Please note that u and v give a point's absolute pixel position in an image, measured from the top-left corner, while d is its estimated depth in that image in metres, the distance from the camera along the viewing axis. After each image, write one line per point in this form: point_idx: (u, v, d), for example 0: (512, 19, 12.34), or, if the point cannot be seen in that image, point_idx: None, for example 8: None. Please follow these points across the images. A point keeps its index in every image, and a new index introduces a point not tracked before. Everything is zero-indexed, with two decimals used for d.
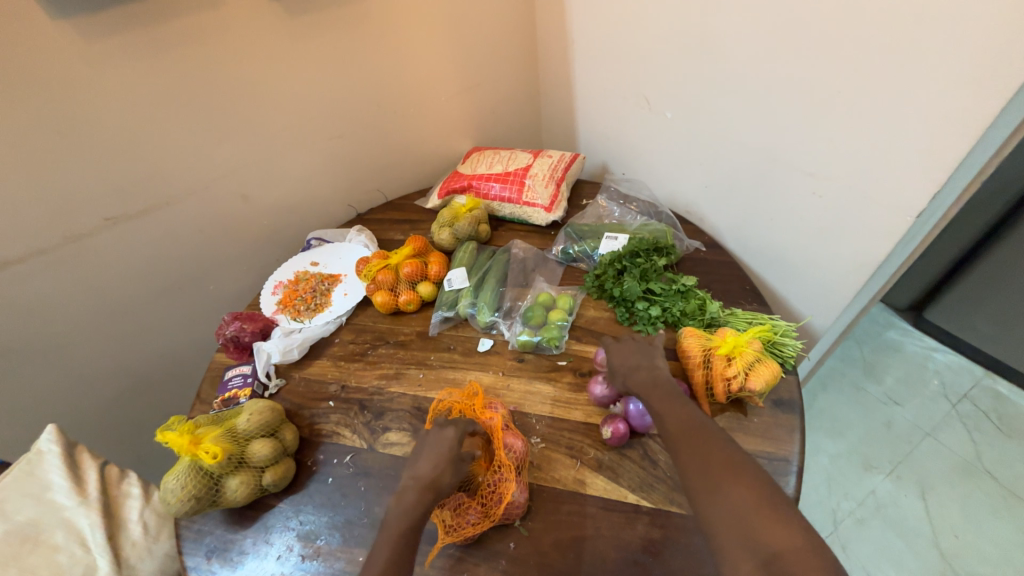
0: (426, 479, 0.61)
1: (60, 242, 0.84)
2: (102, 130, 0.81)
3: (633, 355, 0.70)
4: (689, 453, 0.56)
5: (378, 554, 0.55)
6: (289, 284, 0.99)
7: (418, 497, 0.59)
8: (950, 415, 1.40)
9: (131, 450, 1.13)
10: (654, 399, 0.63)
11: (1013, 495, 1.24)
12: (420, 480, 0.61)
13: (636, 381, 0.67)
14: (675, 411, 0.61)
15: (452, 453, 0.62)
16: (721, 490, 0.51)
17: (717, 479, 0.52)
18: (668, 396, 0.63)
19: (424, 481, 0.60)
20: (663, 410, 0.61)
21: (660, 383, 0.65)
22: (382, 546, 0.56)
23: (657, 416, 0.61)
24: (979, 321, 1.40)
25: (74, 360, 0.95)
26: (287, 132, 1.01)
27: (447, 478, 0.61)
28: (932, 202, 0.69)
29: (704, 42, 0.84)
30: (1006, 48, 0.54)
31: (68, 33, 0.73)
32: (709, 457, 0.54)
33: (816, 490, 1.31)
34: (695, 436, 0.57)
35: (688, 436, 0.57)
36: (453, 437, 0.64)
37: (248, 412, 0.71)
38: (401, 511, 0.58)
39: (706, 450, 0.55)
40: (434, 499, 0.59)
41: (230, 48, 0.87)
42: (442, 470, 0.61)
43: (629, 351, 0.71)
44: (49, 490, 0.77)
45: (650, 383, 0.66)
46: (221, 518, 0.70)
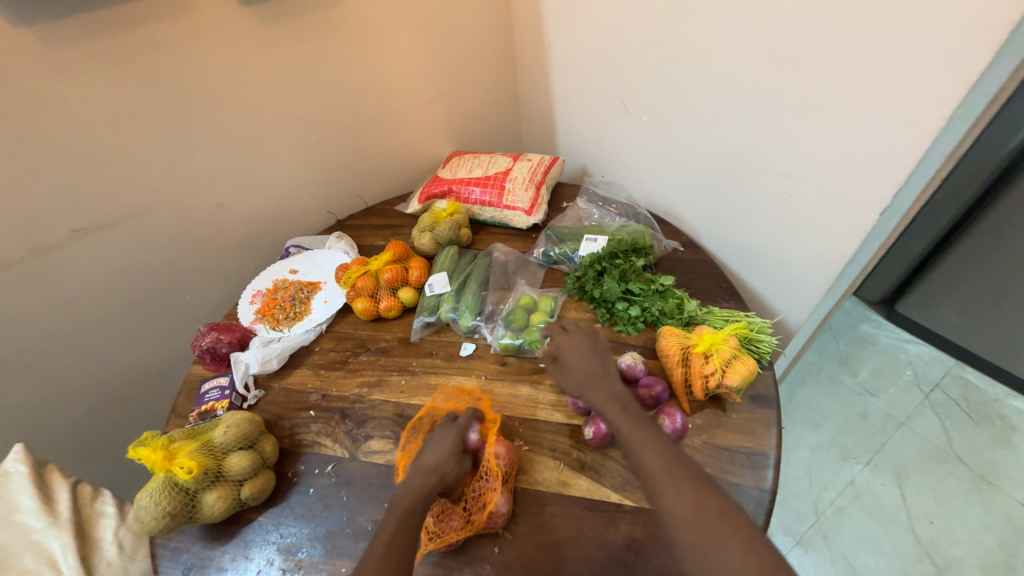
0: (428, 467, 0.62)
1: (25, 255, 0.82)
2: (68, 139, 0.79)
3: (591, 361, 0.66)
4: (678, 493, 0.51)
5: (372, 550, 0.53)
6: (267, 293, 0.98)
7: (422, 483, 0.60)
8: (923, 404, 1.45)
9: (106, 468, 1.09)
10: (621, 422, 0.59)
11: (983, 480, 1.29)
12: (423, 468, 0.61)
13: (594, 394, 0.63)
14: (650, 443, 0.56)
15: (456, 444, 0.64)
16: (721, 544, 0.47)
17: (714, 530, 0.48)
18: (639, 424, 0.58)
19: (429, 467, 0.61)
20: (637, 440, 0.56)
21: (624, 403, 0.61)
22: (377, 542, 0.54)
23: (629, 444, 0.57)
24: (947, 312, 1.46)
25: (42, 377, 0.91)
26: (262, 139, 1.00)
27: (451, 471, 0.61)
28: (896, 199, 0.71)
29: (676, 46, 0.86)
30: (960, 52, 0.56)
31: (30, 41, 0.71)
32: (700, 502, 0.50)
33: (798, 481, 1.34)
34: (678, 474, 0.52)
35: (671, 473, 0.52)
36: (458, 429, 0.66)
37: (224, 424, 0.69)
38: (405, 496, 0.59)
39: (695, 492, 0.51)
40: (437, 486, 0.60)
41: (202, 54, 0.86)
42: (446, 459, 0.62)
43: (586, 356, 0.67)
44: (17, 512, 0.74)
45: (612, 400, 0.61)
46: (198, 534, 0.68)
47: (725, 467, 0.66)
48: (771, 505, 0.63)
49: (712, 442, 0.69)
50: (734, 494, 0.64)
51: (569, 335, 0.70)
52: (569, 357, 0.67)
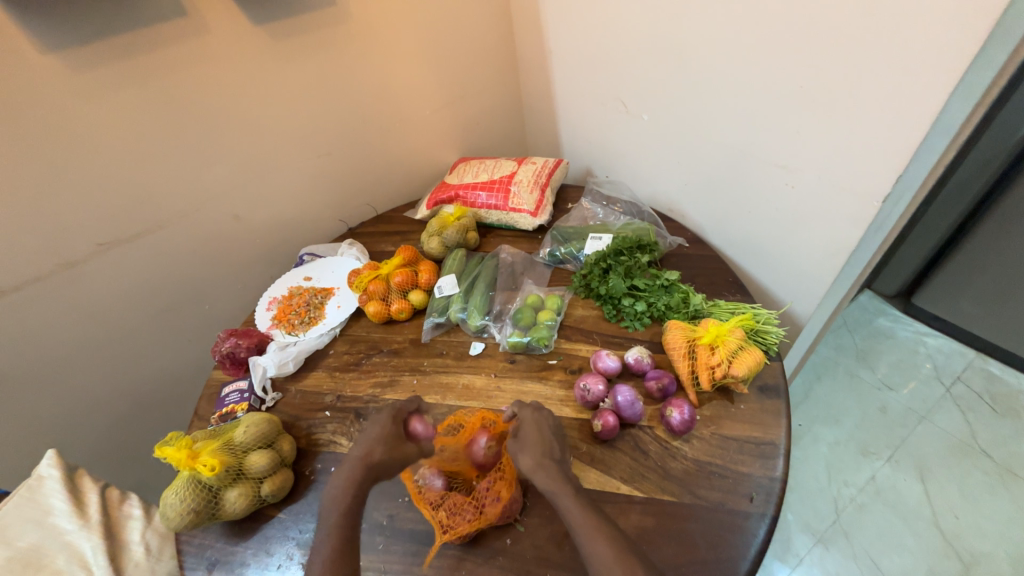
0: (358, 458, 0.64)
1: (55, 269, 0.86)
2: (94, 157, 0.84)
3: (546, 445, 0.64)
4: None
5: (320, 553, 0.59)
6: (283, 300, 1.01)
7: (346, 479, 0.63)
8: (944, 398, 1.42)
9: (132, 473, 1.13)
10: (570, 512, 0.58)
11: (1010, 473, 1.25)
12: (352, 459, 0.64)
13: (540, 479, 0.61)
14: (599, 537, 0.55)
15: (387, 432, 0.66)
16: None
17: None
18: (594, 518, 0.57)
19: (358, 458, 0.64)
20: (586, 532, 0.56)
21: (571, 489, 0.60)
22: (323, 545, 0.59)
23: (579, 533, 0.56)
24: (966, 303, 1.43)
25: (72, 385, 0.96)
26: (275, 151, 1.04)
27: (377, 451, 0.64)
28: (899, 185, 0.71)
29: (672, 45, 0.88)
30: (952, 37, 0.57)
31: (58, 66, 0.75)
32: None
33: (816, 478, 1.31)
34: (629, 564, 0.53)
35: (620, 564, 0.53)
36: (388, 418, 0.68)
37: (244, 425, 0.72)
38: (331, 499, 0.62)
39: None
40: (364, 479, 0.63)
41: (217, 72, 0.90)
42: (374, 447, 0.65)
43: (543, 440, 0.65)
44: (51, 514, 0.78)
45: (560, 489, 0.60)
46: (221, 532, 0.71)
47: (734, 457, 0.67)
48: (781, 493, 0.63)
49: (720, 433, 0.69)
50: (744, 484, 0.64)
51: (539, 412, 0.68)
52: (530, 434, 0.65)
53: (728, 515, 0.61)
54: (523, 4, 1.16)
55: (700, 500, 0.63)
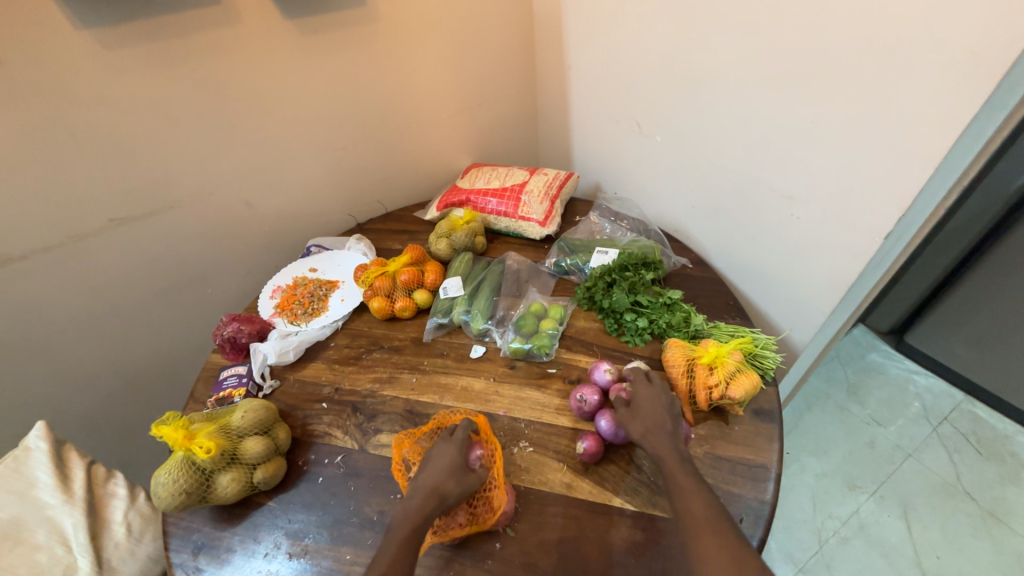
0: (428, 486, 0.62)
1: (64, 240, 0.86)
2: (115, 134, 0.85)
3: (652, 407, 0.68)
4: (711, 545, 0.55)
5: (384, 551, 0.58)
6: (287, 289, 1.01)
7: (422, 500, 0.61)
8: (930, 437, 1.43)
9: (118, 452, 1.12)
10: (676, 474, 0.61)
11: (992, 517, 1.26)
12: (423, 486, 0.62)
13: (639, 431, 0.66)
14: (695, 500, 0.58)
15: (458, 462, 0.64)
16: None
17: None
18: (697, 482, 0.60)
19: (428, 487, 0.62)
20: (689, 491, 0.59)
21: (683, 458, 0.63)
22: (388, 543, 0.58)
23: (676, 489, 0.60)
24: (956, 344, 1.45)
25: (66, 358, 0.95)
26: (293, 142, 1.05)
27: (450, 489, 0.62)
28: (900, 224, 0.73)
29: (689, 70, 0.91)
30: (958, 86, 0.60)
31: (90, 42, 0.77)
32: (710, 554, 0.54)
33: (802, 507, 1.32)
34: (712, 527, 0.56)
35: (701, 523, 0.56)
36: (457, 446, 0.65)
37: (243, 410, 0.72)
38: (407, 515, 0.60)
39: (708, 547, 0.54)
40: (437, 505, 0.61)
41: (243, 61, 0.92)
42: (446, 476, 0.62)
43: (651, 401, 0.68)
44: (33, 487, 0.76)
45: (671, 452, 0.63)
46: (210, 516, 0.71)
47: (726, 477, 0.67)
48: (771, 517, 0.64)
49: (714, 453, 0.70)
50: (735, 504, 0.65)
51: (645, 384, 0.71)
52: (646, 406, 0.68)
53: None
54: (546, 21, 1.20)
55: None
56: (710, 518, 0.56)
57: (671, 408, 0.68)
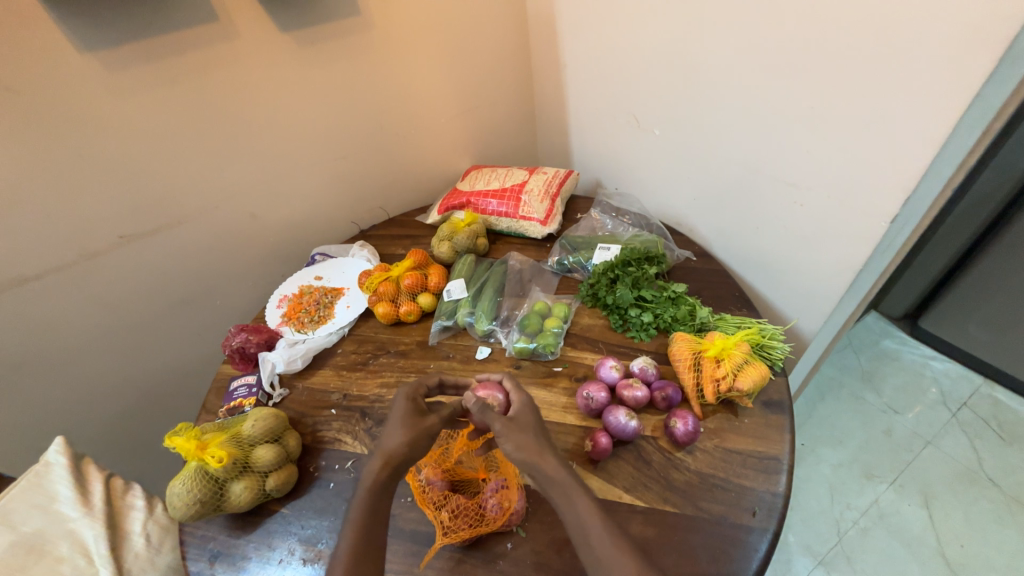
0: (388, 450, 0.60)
1: (75, 259, 0.88)
2: (120, 153, 0.86)
3: (523, 426, 0.63)
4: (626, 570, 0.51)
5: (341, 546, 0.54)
6: (293, 298, 1.02)
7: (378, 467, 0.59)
8: (949, 423, 1.40)
9: (137, 465, 1.14)
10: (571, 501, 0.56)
11: (1016, 503, 1.24)
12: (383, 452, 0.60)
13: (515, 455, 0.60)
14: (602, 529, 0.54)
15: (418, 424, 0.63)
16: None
17: None
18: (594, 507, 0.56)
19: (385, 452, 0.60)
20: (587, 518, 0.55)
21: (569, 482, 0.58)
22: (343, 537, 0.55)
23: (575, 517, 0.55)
24: (973, 327, 1.42)
25: (82, 374, 0.97)
26: (294, 153, 1.07)
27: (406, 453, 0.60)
28: (906, 208, 0.72)
29: (685, 61, 0.90)
30: (959, 63, 0.59)
31: (94, 64, 0.78)
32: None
33: (819, 499, 1.30)
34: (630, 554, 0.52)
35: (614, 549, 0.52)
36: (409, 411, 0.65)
37: (253, 419, 0.73)
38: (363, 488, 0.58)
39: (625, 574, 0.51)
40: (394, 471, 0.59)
41: (243, 75, 0.93)
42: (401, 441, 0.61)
43: (525, 421, 0.64)
44: (56, 501, 0.78)
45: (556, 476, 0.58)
46: (224, 524, 0.71)
47: (737, 470, 0.67)
48: (784, 509, 0.63)
49: (724, 446, 0.70)
50: (747, 498, 0.64)
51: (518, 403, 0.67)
52: (522, 426, 0.63)
53: (731, 528, 0.61)
54: (541, 20, 1.19)
55: (703, 513, 0.63)
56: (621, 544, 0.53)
57: (538, 419, 0.65)
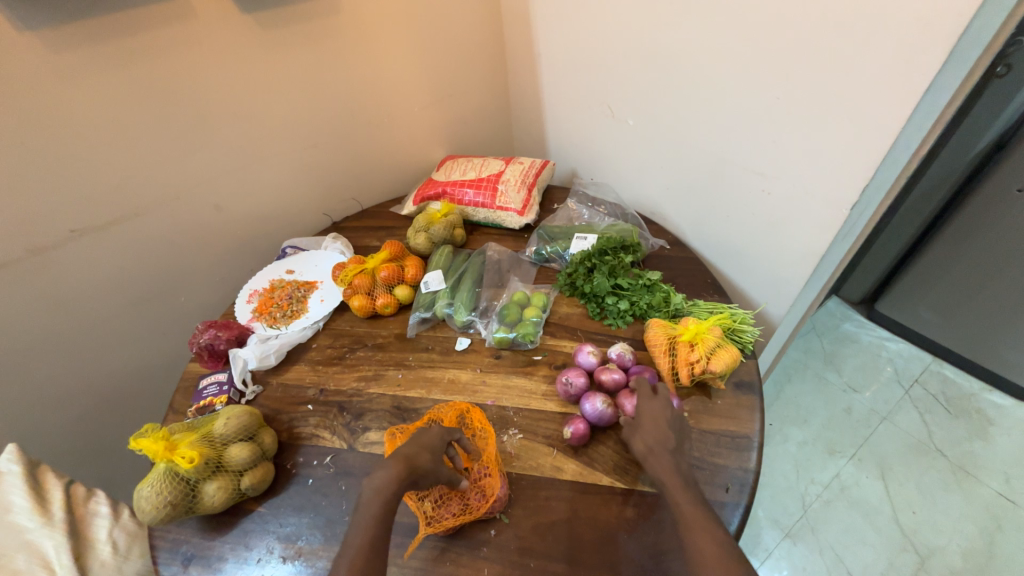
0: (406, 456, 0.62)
1: (22, 255, 0.83)
2: (68, 141, 0.81)
3: (653, 419, 0.66)
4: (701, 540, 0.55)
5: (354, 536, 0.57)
6: (264, 292, 0.99)
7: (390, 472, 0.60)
8: (903, 400, 1.49)
9: (99, 470, 1.09)
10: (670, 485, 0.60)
11: (962, 471, 1.33)
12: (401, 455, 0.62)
13: (638, 442, 0.64)
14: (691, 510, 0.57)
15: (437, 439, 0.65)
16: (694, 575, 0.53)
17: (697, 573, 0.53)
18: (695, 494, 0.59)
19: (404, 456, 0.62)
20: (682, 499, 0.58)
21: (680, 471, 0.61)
22: (358, 529, 0.57)
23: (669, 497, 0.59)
24: (923, 309, 1.52)
25: (34, 377, 0.91)
26: (260, 141, 1.02)
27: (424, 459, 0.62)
28: (865, 195, 0.76)
29: (658, 50, 0.91)
30: (913, 56, 0.61)
31: (35, 44, 0.73)
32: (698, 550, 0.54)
33: (786, 475, 1.37)
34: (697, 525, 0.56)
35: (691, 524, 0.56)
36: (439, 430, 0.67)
37: (225, 417, 0.70)
38: (374, 492, 0.59)
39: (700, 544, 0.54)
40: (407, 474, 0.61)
41: (203, 59, 0.88)
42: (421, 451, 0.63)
43: (655, 413, 0.66)
44: (10, 512, 0.73)
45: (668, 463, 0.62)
46: (198, 526, 0.69)
47: (711, 449, 0.69)
48: (755, 485, 0.66)
49: (699, 427, 0.72)
50: (721, 475, 0.67)
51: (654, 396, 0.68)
52: (649, 419, 0.66)
53: None
54: (513, 8, 1.18)
55: None
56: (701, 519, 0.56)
57: (677, 424, 0.66)
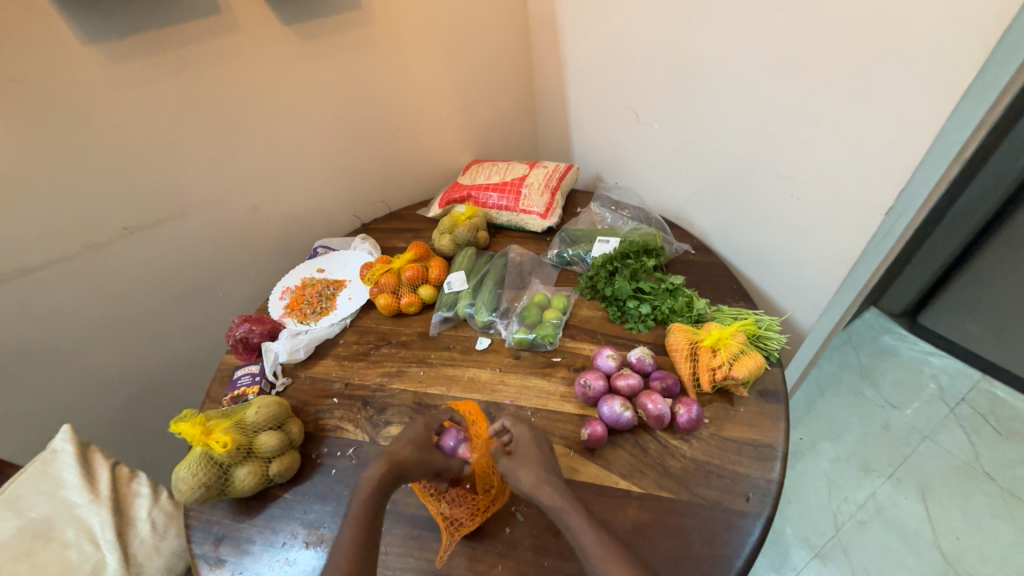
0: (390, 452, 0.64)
1: (81, 250, 0.90)
2: (123, 145, 0.87)
3: (530, 460, 0.64)
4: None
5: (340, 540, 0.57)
6: (296, 290, 1.04)
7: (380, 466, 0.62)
8: (947, 418, 1.41)
9: (142, 454, 1.16)
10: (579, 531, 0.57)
11: (1013, 497, 1.24)
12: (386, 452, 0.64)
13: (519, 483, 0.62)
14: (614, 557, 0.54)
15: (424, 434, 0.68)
16: None
17: None
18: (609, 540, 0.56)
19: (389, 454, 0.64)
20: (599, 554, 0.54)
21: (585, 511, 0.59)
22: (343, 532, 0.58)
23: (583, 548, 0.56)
24: (971, 323, 1.43)
25: (88, 363, 0.99)
26: (296, 146, 1.08)
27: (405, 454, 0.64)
28: (901, 199, 0.73)
29: (684, 53, 0.90)
30: (951, 55, 0.59)
31: (98, 56, 0.79)
32: None
33: (816, 492, 1.31)
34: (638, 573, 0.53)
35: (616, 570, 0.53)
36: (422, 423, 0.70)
37: (256, 406, 0.74)
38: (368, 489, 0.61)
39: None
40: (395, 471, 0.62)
41: (245, 69, 0.94)
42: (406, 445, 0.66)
43: (529, 455, 0.65)
44: (62, 487, 0.79)
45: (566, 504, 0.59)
46: (228, 509, 0.73)
47: (732, 457, 0.68)
48: (777, 495, 0.64)
49: (720, 434, 0.71)
50: (741, 484, 0.65)
51: (530, 431, 0.68)
52: (528, 457, 0.64)
53: (724, 513, 0.63)
54: (540, 15, 1.20)
55: (697, 498, 0.64)
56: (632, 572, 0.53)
57: (550, 461, 0.65)
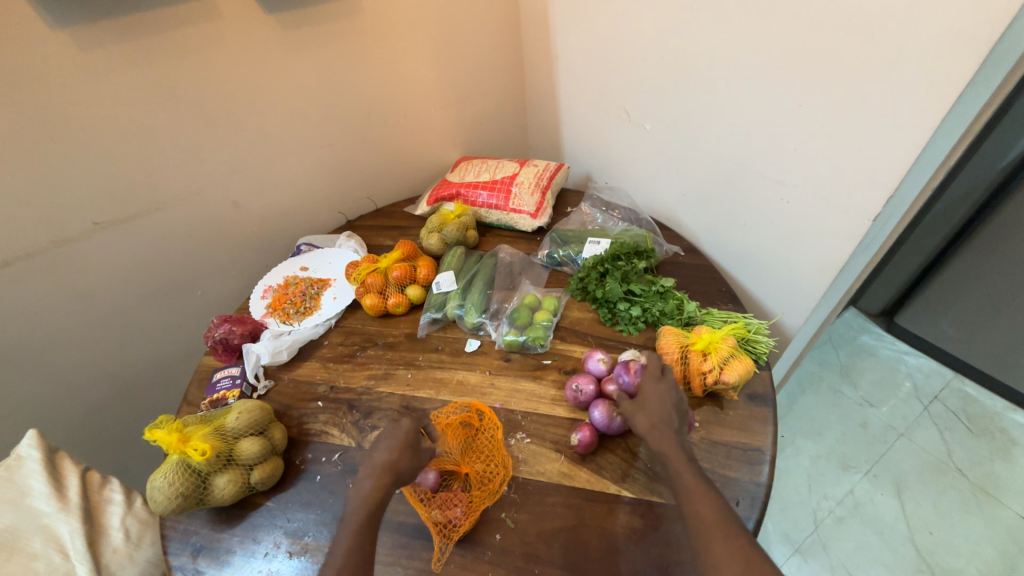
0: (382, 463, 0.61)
1: (47, 246, 0.85)
2: (92, 136, 0.83)
3: (658, 404, 0.66)
4: (722, 542, 0.53)
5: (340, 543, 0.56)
6: (278, 289, 1.00)
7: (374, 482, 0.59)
8: (922, 416, 1.45)
9: (116, 460, 1.12)
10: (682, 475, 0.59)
11: (983, 492, 1.29)
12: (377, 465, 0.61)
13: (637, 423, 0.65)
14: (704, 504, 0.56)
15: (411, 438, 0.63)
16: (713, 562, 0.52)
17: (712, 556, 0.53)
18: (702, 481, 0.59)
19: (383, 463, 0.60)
20: (694, 492, 0.58)
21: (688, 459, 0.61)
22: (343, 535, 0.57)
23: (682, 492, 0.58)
24: (946, 323, 1.47)
25: (56, 365, 0.94)
26: (278, 140, 1.04)
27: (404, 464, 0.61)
28: (887, 207, 0.74)
29: (677, 55, 0.90)
30: (941, 63, 0.60)
31: (64, 41, 0.74)
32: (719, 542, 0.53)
33: (797, 489, 1.34)
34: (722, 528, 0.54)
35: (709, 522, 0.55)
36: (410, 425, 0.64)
37: (237, 411, 0.71)
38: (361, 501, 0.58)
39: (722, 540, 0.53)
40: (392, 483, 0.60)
41: (224, 58, 0.90)
42: (399, 454, 0.61)
43: (656, 399, 0.66)
44: (28, 496, 0.75)
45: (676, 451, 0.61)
46: (207, 518, 0.70)
47: (722, 461, 0.68)
48: (766, 499, 0.64)
49: (710, 438, 0.71)
50: (731, 488, 0.65)
51: (660, 380, 0.68)
52: (653, 402, 0.66)
53: None
54: (531, 10, 1.18)
55: None
56: (720, 520, 0.55)
57: (680, 406, 0.67)
